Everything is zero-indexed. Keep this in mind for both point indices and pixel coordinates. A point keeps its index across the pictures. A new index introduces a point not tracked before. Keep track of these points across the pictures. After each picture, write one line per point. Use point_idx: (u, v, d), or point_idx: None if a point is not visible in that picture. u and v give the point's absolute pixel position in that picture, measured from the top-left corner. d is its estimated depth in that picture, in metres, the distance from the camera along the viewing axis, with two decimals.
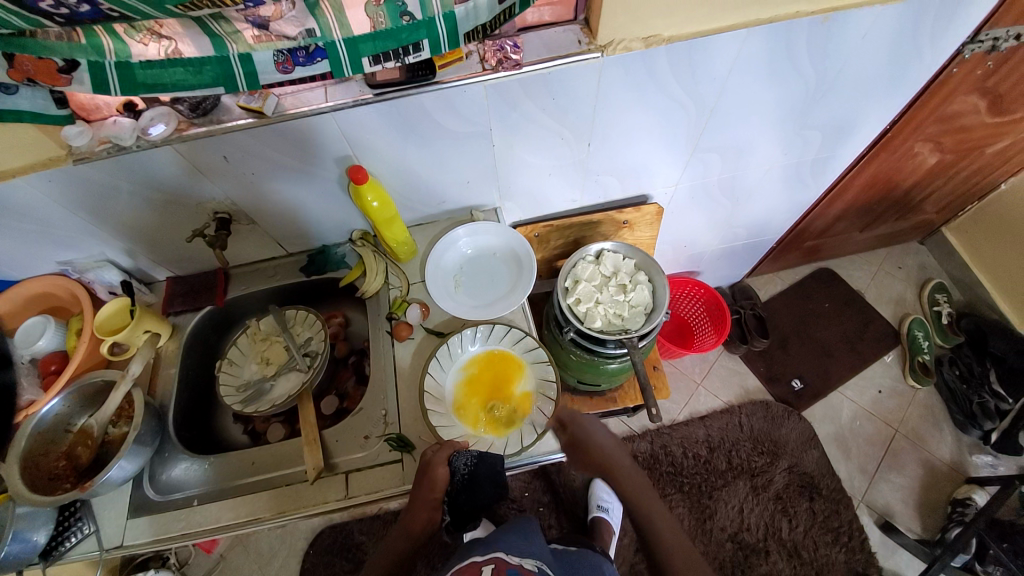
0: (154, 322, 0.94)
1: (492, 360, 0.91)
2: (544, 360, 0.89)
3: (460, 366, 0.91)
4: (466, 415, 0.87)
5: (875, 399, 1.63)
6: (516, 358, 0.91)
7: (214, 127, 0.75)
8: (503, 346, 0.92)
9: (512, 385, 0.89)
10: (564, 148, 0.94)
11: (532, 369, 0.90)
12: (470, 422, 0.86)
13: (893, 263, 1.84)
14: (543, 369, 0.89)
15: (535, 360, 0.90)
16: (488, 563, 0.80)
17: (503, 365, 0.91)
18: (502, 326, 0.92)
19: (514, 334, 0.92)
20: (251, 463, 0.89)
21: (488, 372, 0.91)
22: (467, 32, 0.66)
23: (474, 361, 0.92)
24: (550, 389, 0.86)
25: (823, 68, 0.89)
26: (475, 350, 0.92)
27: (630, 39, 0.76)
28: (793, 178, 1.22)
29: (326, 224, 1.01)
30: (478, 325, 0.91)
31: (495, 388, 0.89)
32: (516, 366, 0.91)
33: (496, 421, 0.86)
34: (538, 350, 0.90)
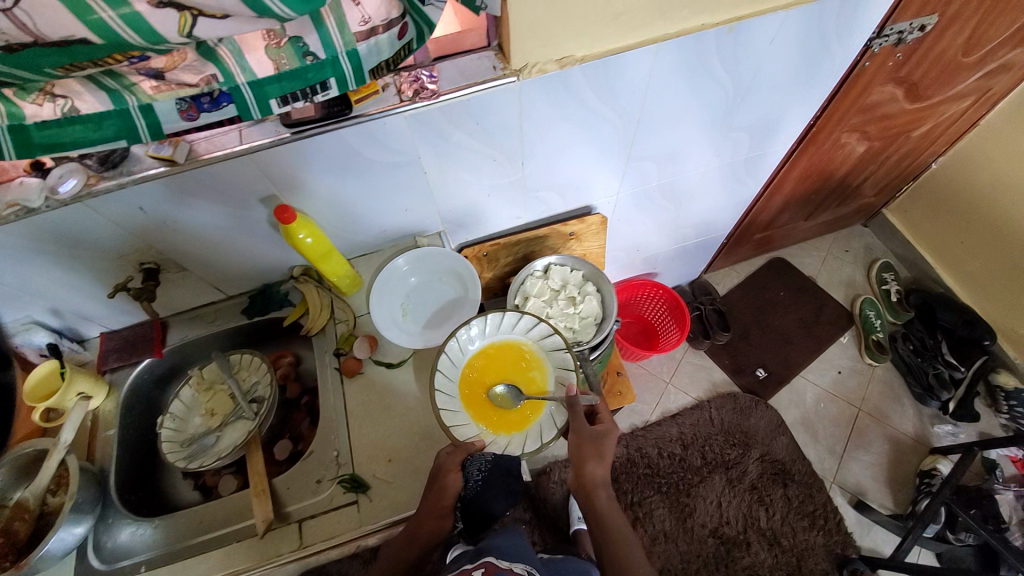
0: (87, 381, 0.90)
1: (503, 352, 0.88)
2: (561, 347, 0.86)
3: (471, 359, 0.87)
4: (481, 412, 0.83)
5: (836, 380, 1.68)
6: (530, 348, 0.88)
7: (124, 178, 0.72)
8: (514, 337, 0.88)
9: (528, 374, 0.86)
10: (498, 168, 0.94)
11: (548, 358, 0.87)
12: (484, 420, 0.83)
13: (841, 246, 1.91)
14: (562, 356, 0.85)
15: (552, 348, 0.87)
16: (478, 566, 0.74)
17: (515, 356, 0.87)
18: (514, 314, 0.88)
19: (525, 322, 0.88)
20: (201, 520, 0.86)
21: (503, 363, 0.87)
22: (372, 69, 0.66)
23: (484, 354, 0.88)
24: (568, 377, 0.84)
25: (739, 74, 0.93)
26: (486, 342, 0.88)
27: (544, 61, 0.77)
28: (730, 177, 1.26)
29: (264, 263, 0.99)
30: (486, 315, 0.86)
31: (509, 381, 0.86)
32: (530, 355, 0.87)
33: (514, 415, 0.83)
34: (553, 337, 0.87)
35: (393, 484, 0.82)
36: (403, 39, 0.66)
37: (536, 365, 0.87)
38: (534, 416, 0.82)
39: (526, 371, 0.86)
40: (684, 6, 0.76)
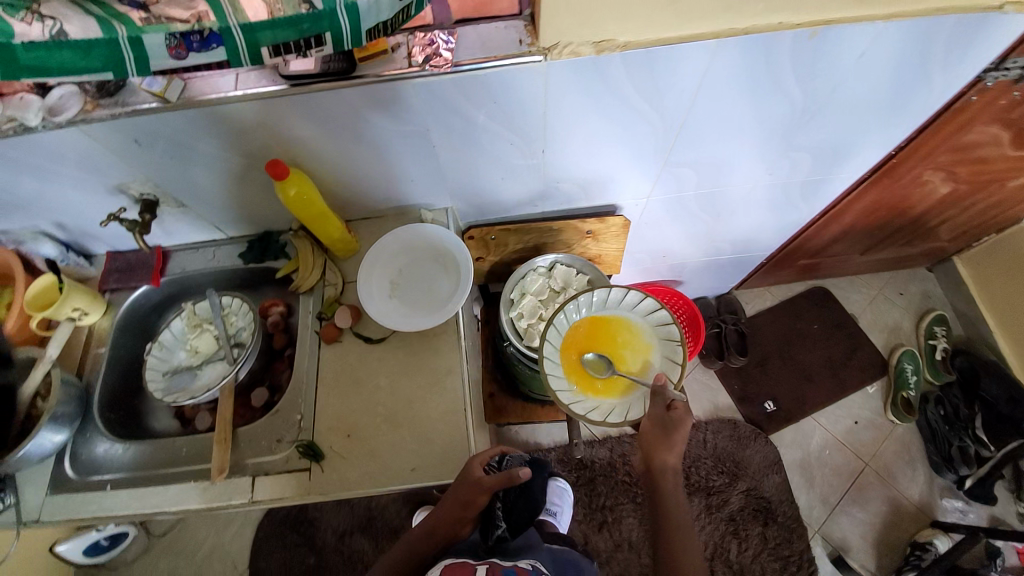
0: (84, 297, 0.93)
1: (612, 326, 0.84)
2: (675, 339, 0.79)
3: (579, 324, 0.84)
4: (577, 373, 0.80)
5: (849, 429, 1.56)
6: (641, 329, 0.83)
7: (118, 109, 0.70)
8: (624, 311, 0.84)
9: (630, 350, 0.81)
10: (516, 153, 0.86)
11: (660, 345, 0.81)
12: (577, 379, 0.79)
13: (895, 288, 1.72)
14: (673, 349, 0.79)
15: (665, 338, 0.80)
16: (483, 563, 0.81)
17: (624, 333, 0.83)
18: (629, 290, 0.84)
19: (643, 302, 0.83)
20: (169, 452, 0.90)
21: (609, 333, 0.83)
22: (369, 29, 0.59)
23: (593, 324, 0.84)
24: (675, 372, 0.77)
25: (813, 88, 0.79)
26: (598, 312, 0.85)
27: (580, 43, 0.67)
28: (780, 199, 1.12)
29: (264, 211, 0.97)
30: (597, 288, 0.85)
31: (612, 353, 0.81)
32: (641, 335, 0.82)
33: (605, 387, 0.79)
34: (669, 326, 0.80)
35: (348, 460, 0.82)
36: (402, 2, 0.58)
37: (643, 349, 0.81)
38: (626, 395, 0.78)
39: (629, 350, 0.81)
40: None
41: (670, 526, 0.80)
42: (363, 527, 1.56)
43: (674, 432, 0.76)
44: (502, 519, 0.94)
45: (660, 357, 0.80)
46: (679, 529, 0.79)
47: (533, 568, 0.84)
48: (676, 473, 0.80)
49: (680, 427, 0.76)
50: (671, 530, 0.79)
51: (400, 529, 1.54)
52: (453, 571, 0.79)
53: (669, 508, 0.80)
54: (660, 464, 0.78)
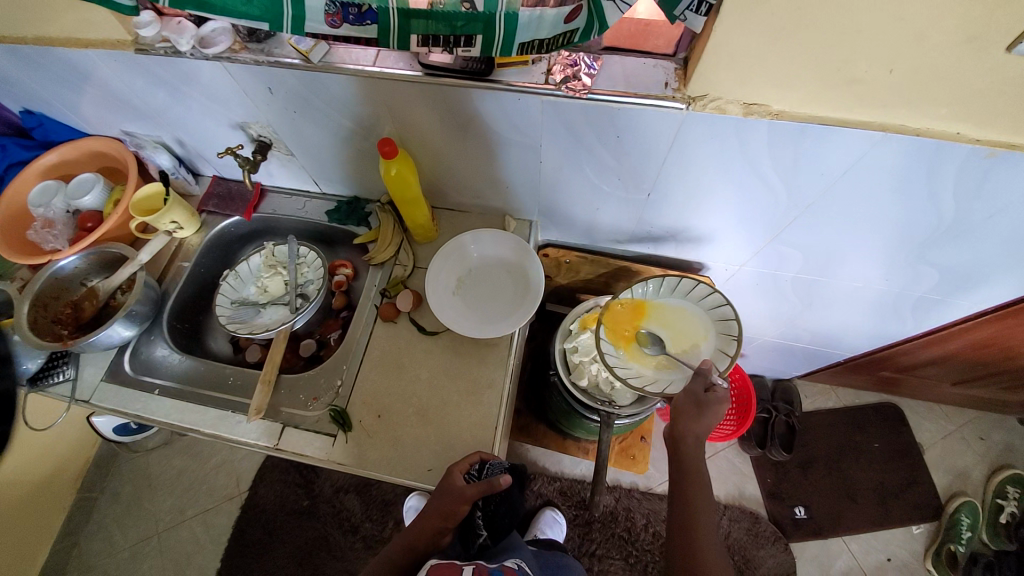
0: (183, 213, 1.00)
1: (671, 312, 0.84)
2: (732, 335, 0.77)
3: (638, 303, 0.86)
4: (628, 341, 0.82)
5: (881, 566, 1.41)
6: (701, 321, 0.82)
7: (258, 56, 0.75)
8: (684, 300, 0.85)
9: (682, 334, 0.81)
10: (619, 189, 0.83)
11: (716, 338, 0.80)
12: (626, 347, 0.82)
13: (979, 431, 1.53)
14: (728, 344, 0.77)
15: (722, 333, 0.79)
16: (470, 564, 0.78)
17: (681, 320, 0.83)
18: (700, 283, 0.83)
19: (711, 300, 0.82)
20: (217, 377, 0.94)
21: (665, 314, 0.84)
22: (523, 43, 0.57)
23: (656, 305, 0.85)
24: (723, 363, 0.77)
25: (969, 207, 0.70)
26: (660, 298, 0.87)
27: (728, 100, 0.63)
28: (884, 307, 1.02)
29: (359, 178, 0.99)
30: (664, 278, 0.86)
31: (665, 331, 0.82)
32: (698, 324, 0.82)
33: (652, 360, 0.80)
34: (731, 323, 0.78)
35: (371, 440, 0.82)
36: (568, 24, 0.56)
37: (697, 337, 0.81)
38: (670, 371, 0.79)
39: (683, 334, 0.81)
40: (944, 103, 0.58)
41: (688, 500, 0.74)
42: (358, 490, 1.59)
43: (709, 410, 0.71)
44: (483, 527, 0.97)
45: (712, 348, 0.79)
46: (696, 502, 0.74)
47: (518, 568, 0.86)
48: (698, 445, 0.75)
49: (717, 407, 0.71)
50: (689, 509, 0.73)
51: (391, 504, 1.56)
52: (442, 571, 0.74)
53: (686, 480, 0.75)
54: (683, 434, 0.74)
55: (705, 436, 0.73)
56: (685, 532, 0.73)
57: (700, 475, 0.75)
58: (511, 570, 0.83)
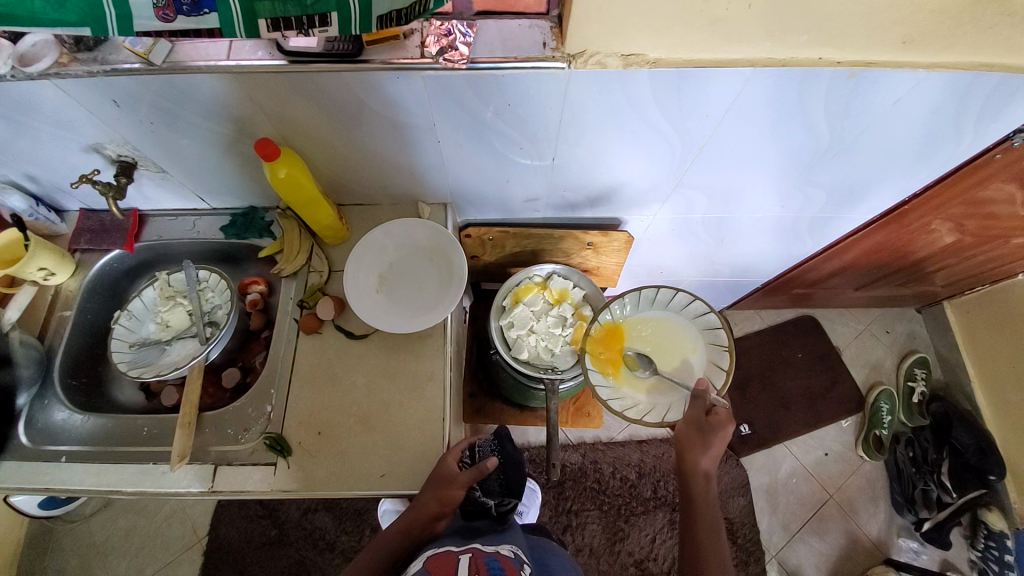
0: (52, 258, 0.88)
1: (657, 326, 0.86)
2: (722, 346, 0.80)
3: (624, 324, 0.87)
4: (619, 368, 0.83)
5: (819, 460, 1.58)
6: (687, 331, 0.84)
7: (94, 64, 0.65)
8: (668, 313, 0.87)
9: (672, 351, 0.83)
10: (524, 157, 0.82)
11: (706, 350, 0.82)
12: (616, 374, 0.83)
13: (882, 325, 1.73)
14: (720, 356, 0.80)
15: (711, 343, 0.82)
16: (465, 553, 0.74)
17: (669, 334, 0.84)
18: (678, 291, 0.85)
19: (694, 308, 0.84)
20: (133, 430, 0.85)
21: (653, 335, 0.85)
22: (381, 15, 0.53)
23: (643, 323, 0.87)
24: (719, 378, 0.79)
25: (842, 127, 0.76)
26: (645, 312, 0.88)
27: (607, 53, 0.62)
28: (788, 230, 1.10)
29: (250, 187, 0.91)
30: (642, 288, 0.86)
31: (654, 351, 0.83)
32: (685, 337, 0.84)
33: (645, 384, 0.81)
34: (719, 332, 0.81)
35: (316, 459, 0.79)
36: None
37: (686, 350, 0.83)
38: (667, 394, 0.80)
39: (675, 351, 0.83)
40: (802, 31, 0.61)
41: (699, 532, 0.78)
42: (327, 506, 1.54)
43: (710, 434, 0.77)
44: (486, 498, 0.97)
45: (704, 360, 0.82)
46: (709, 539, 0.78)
47: (515, 557, 0.79)
48: (709, 479, 0.80)
49: (719, 430, 0.77)
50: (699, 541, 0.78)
51: (365, 512, 1.53)
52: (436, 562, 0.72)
53: (698, 514, 0.80)
54: (693, 466, 0.79)
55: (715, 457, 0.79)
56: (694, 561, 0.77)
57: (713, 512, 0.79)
58: (508, 558, 0.76)
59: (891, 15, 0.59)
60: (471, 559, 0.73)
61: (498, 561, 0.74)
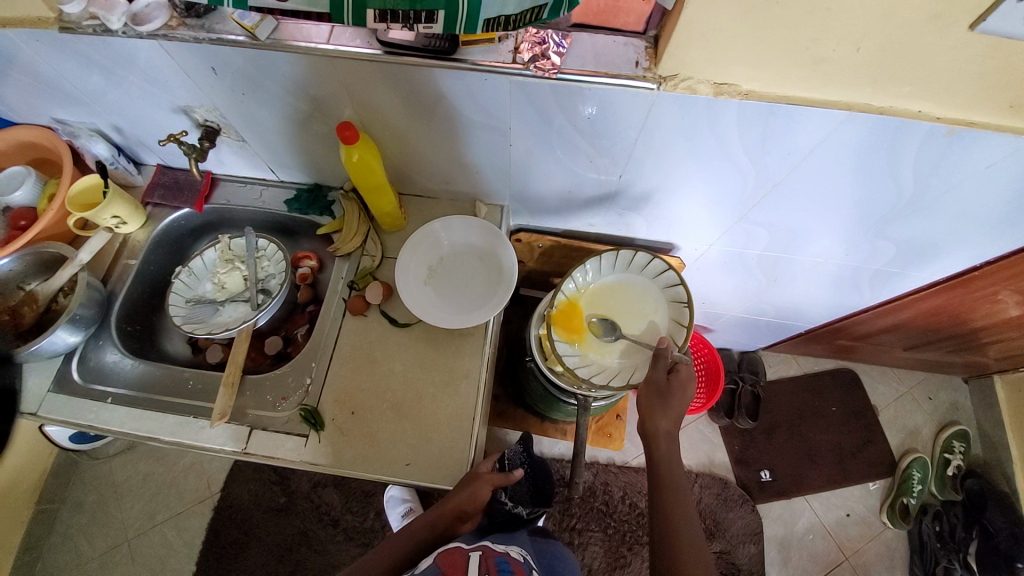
0: (124, 207, 0.92)
1: (618, 290, 0.88)
2: (682, 302, 0.83)
3: (586, 290, 0.89)
4: (584, 336, 0.86)
5: (839, 520, 1.51)
6: (650, 292, 0.87)
7: (200, 32, 0.68)
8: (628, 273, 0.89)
9: (632, 312, 0.86)
10: (591, 170, 0.82)
11: (666, 308, 0.85)
12: (581, 341, 0.85)
13: (926, 391, 1.64)
14: (680, 313, 0.83)
15: (672, 301, 0.85)
16: (476, 551, 0.77)
17: (630, 298, 0.88)
18: (638, 252, 0.85)
19: (654, 269, 0.86)
20: (176, 382, 0.88)
21: (613, 297, 0.88)
22: (489, 19, 0.54)
23: (604, 289, 0.88)
24: (680, 334, 0.82)
25: (926, 183, 0.73)
26: (606, 277, 0.89)
27: (699, 80, 0.62)
28: (845, 280, 1.06)
29: (319, 165, 0.94)
30: (604, 255, 0.86)
31: (616, 316, 0.86)
32: (647, 299, 0.87)
33: (610, 348, 0.84)
34: (678, 290, 0.84)
35: (346, 439, 0.80)
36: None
37: (649, 312, 0.86)
38: (633, 355, 0.83)
39: (637, 315, 0.86)
40: (905, 82, 0.59)
41: (666, 499, 0.75)
42: (336, 484, 1.56)
43: (672, 393, 0.77)
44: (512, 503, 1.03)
45: (665, 317, 0.85)
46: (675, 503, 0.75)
47: (523, 561, 0.82)
48: (669, 438, 0.79)
49: (678, 389, 0.78)
50: (669, 510, 0.74)
51: (371, 495, 1.54)
52: (445, 556, 0.75)
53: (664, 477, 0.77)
54: (654, 427, 0.78)
55: (677, 416, 0.78)
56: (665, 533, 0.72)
57: (677, 470, 0.77)
58: (518, 563, 0.79)
59: (1006, 76, 0.56)
60: (482, 557, 0.76)
61: (508, 562, 0.77)
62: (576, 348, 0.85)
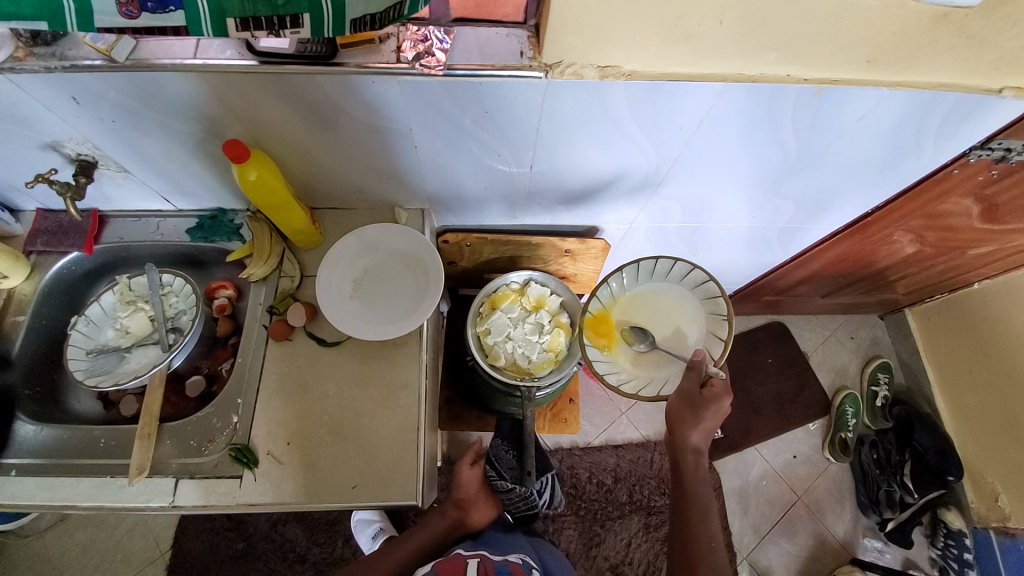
0: (3, 260, 0.83)
1: (655, 299, 0.79)
2: (721, 316, 0.72)
3: (619, 297, 0.81)
4: (614, 340, 0.77)
5: (788, 463, 1.62)
6: (690, 303, 0.77)
7: (52, 59, 0.62)
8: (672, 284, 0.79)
9: (668, 323, 0.76)
10: (501, 164, 0.82)
11: (705, 322, 0.75)
12: (612, 348, 0.77)
13: (847, 331, 1.79)
14: (718, 327, 0.72)
15: (711, 314, 0.74)
16: (475, 558, 0.83)
17: (668, 308, 0.78)
18: (677, 261, 0.77)
19: (694, 276, 0.76)
20: (89, 443, 0.81)
21: (650, 306, 0.79)
22: (355, 19, 0.52)
23: (639, 297, 0.80)
24: (716, 349, 0.72)
25: (809, 141, 0.79)
26: (643, 285, 0.81)
27: (583, 64, 0.63)
28: (758, 240, 1.13)
29: (219, 189, 0.88)
30: (638, 262, 0.78)
31: (651, 324, 0.77)
32: (685, 309, 0.77)
33: (642, 358, 0.76)
34: (718, 301, 0.73)
35: (283, 470, 0.76)
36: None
37: (687, 324, 0.76)
38: (664, 368, 0.75)
39: (674, 324, 0.76)
40: (772, 48, 0.62)
41: (688, 505, 0.80)
42: (298, 517, 1.50)
43: (703, 409, 0.73)
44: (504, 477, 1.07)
45: (704, 332, 0.75)
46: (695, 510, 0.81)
47: (522, 563, 0.88)
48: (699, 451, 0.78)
49: (711, 406, 0.72)
50: (689, 514, 0.80)
51: (338, 522, 1.49)
52: (446, 568, 0.80)
53: (689, 491, 0.80)
54: (684, 439, 0.77)
55: (710, 429, 0.75)
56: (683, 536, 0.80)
57: (703, 485, 0.80)
58: (518, 567, 0.85)
59: (856, 36, 0.61)
60: (480, 563, 0.82)
61: (508, 571, 0.82)
62: (606, 355, 0.76)
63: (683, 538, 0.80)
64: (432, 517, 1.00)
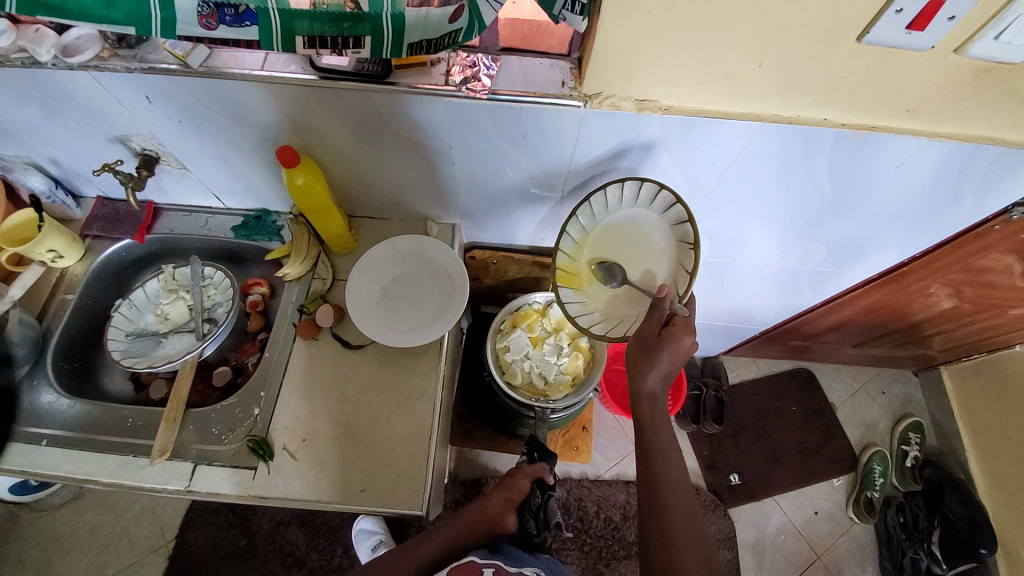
0: (63, 241, 0.90)
1: (625, 230, 0.78)
2: (688, 242, 0.71)
3: (591, 231, 0.80)
4: (585, 279, 0.80)
5: (808, 518, 1.54)
6: (659, 227, 0.76)
7: (133, 60, 0.68)
8: (642, 207, 0.76)
9: (637, 254, 0.78)
10: (534, 185, 0.85)
11: (673, 250, 0.74)
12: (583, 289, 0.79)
13: (878, 385, 1.71)
14: (685, 256, 0.71)
15: (680, 242, 0.73)
16: (490, 568, 0.79)
17: (638, 238, 0.78)
18: (644, 182, 0.72)
19: (663, 201, 0.73)
20: (114, 421, 0.83)
21: (619, 238, 0.79)
22: (411, 44, 0.56)
23: (610, 229, 0.79)
24: (683, 281, 0.72)
25: (842, 185, 0.79)
26: (614, 214, 0.79)
27: (622, 97, 0.66)
28: (788, 281, 1.11)
29: (266, 191, 0.94)
30: (605, 190, 0.75)
31: (621, 259, 0.78)
32: (655, 237, 0.76)
33: (612, 294, 0.78)
34: (686, 228, 0.71)
35: (296, 466, 0.78)
36: (452, 24, 0.55)
37: (656, 253, 0.76)
38: (633, 304, 0.77)
39: (640, 257, 0.77)
40: (808, 93, 0.64)
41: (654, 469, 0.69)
42: (301, 521, 1.49)
43: (660, 350, 0.67)
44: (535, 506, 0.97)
45: (672, 262, 0.74)
46: (660, 466, 0.69)
47: None
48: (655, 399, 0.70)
49: (672, 346, 0.67)
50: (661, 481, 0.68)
51: (339, 530, 1.48)
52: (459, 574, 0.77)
53: (650, 450, 0.70)
54: (639, 384, 0.69)
55: (669, 373, 0.69)
56: (651, 501, 0.68)
57: (665, 437, 0.70)
58: None
59: (894, 85, 0.62)
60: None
61: None
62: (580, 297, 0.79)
63: (655, 514, 0.67)
64: (467, 510, 0.88)
